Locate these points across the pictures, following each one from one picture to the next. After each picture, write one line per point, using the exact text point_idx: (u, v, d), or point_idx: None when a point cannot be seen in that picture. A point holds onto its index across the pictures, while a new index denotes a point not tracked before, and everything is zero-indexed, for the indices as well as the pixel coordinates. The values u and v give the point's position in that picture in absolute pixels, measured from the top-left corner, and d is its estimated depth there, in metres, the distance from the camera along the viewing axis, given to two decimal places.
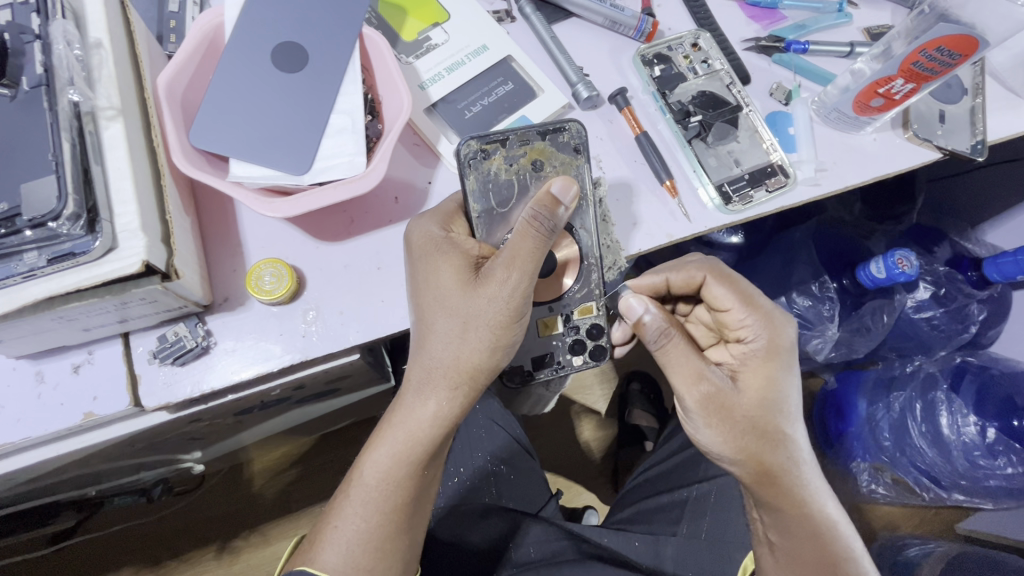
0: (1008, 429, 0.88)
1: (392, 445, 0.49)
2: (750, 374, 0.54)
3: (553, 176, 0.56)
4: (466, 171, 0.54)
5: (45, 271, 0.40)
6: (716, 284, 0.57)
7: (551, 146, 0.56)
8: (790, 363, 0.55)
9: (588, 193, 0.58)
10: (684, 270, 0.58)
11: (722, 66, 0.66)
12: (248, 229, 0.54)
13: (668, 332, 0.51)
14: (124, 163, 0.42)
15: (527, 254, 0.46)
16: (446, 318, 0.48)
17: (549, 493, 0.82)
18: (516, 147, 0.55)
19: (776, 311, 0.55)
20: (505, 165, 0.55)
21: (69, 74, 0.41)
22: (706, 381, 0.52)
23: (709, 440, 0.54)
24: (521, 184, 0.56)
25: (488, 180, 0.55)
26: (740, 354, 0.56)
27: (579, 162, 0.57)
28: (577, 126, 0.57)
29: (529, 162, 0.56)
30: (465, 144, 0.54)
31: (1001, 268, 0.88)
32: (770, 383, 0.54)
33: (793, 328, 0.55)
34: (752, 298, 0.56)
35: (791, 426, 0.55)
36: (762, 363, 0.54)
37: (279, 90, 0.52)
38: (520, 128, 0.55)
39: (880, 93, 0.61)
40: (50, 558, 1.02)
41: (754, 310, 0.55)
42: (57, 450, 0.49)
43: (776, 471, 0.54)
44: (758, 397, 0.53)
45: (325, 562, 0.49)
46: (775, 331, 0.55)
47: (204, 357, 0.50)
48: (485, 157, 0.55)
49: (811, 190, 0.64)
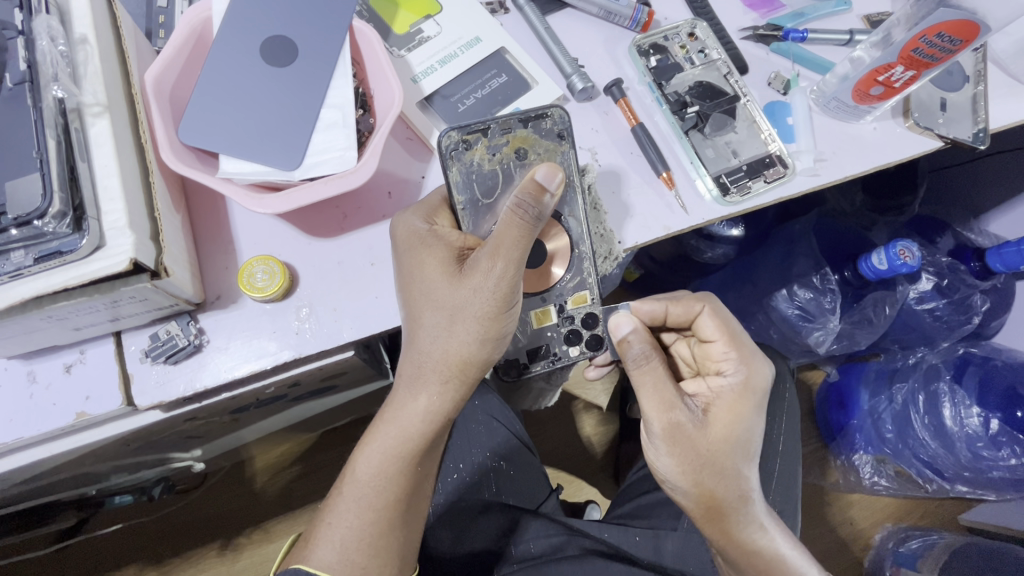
0: (1012, 420, 0.86)
1: (384, 441, 0.49)
2: (720, 412, 0.53)
3: (537, 164, 0.55)
4: (448, 164, 0.54)
5: (32, 270, 0.40)
6: (708, 319, 0.57)
7: (534, 133, 0.55)
8: (761, 407, 0.55)
9: (575, 180, 0.58)
10: (682, 301, 0.58)
11: (719, 56, 0.65)
12: (240, 227, 0.53)
13: (647, 357, 0.50)
14: (110, 160, 0.42)
15: (512, 242, 0.45)
16: (433, 311, 0.48)
17: (549, 489, 0.81)
18: (498, 136, 0.55)
19: (758, 353, 0.56)
20: (488, 155, 0.55)
21: (54, 70, 0.41)
22: (675, 411, 0.51)
23: (667, 468, 0.53)
24: (506, 173, 0.55)
25: (471, 172, 0.54)
26: (715, 389, 0.55)
27: (563, 148, 0.56)
28: (559, 111, 0.56)
29: (512, 150, 0.55)
30: (446, 136, 0.54)
31: (1004, 257, 0.85)
32: (739, 422, 0.53)
33: (769, 371, 0.56)
34: (737, 336, 0.56)
35: (749, 468, 0.54)
36: (735, 400, 0.54)
37: (268, 84, 0.51)
38: (501, 117, 0.54)
39: (880, 81, 0.60)
40: (52, 557, 1.02)
41: (737, 349, 0.56)
42: (50, 450, 0.49)
43: (725, 508, 0.54)
44: (723, 436, 0.52)
45: (320, 560, 0.48)
46: (751, 372, 0.55)
47: (196, 355, 0.50)
48: (466, 148, 0.54)
49: (809, 181, 0.63)
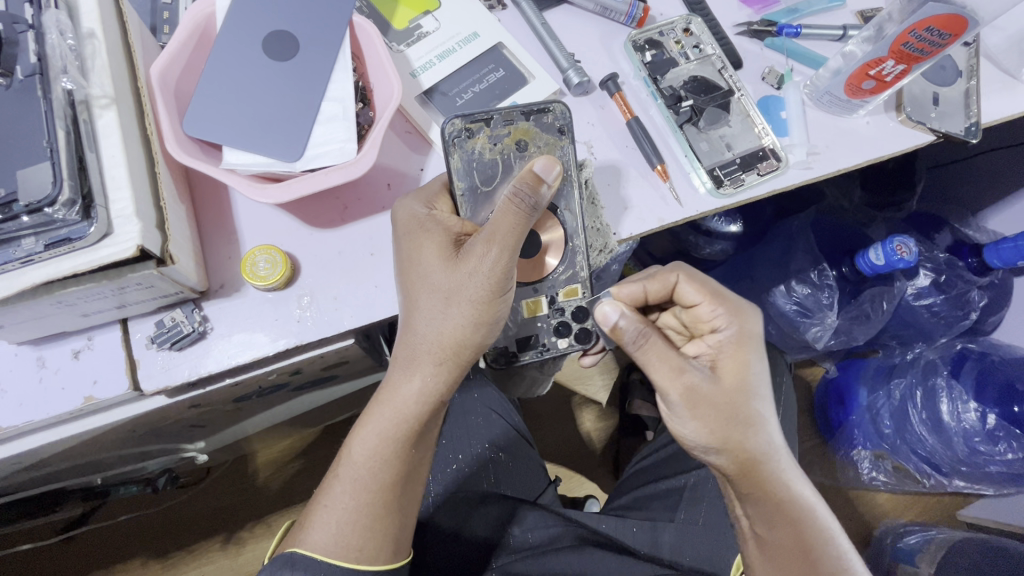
0: (1008, 414, 0.88)
1: (379, 423, 0.50)
2: (726, 364, 0.55)
3: (537, 156, 0.57)
4: (450, 150, 0.55)
5: (43, 256, 0.41)
6: (686, 283, 0.58)
7: (535, 127, 0.57)
8: (760, 350, 0.57)
9: (572, 175, 0.59)
10: (658, 277, 0.58)
11: (714, 51, 0.66)
12: (243, 217, 0.54)
13: (645, 333, 0.51)
14: (118, 150, 0.43)
15: (507, 228, 0.46)
16: (429, 294, 0.49)
17: (546, 480, 0.84)
18: (500, 127, 0.56)
19: (741, 303, 0.57)
20: (490, 145, 0.56)
21: (63, 63, 0.42)
22: (687, 373, 0.52)
23: (694, 434, 0.54)
24: (505, 163, 0.57)
25: (472, 160, 0.56)
26: (715, 344, 0.57)
27: (563, 143, 0.57)
28: (561, 107, 0.57)
29: (513, 142, 0.57)
30: (450, 123, 0.55)
31: (1001, 253, 0.88)
32: (745, 367, 0.55)
33: (757, 316, 0.57)
34: (719, 293, 0.57)
35: (766, 407, 0.55)
36: (736, 351, 0.56)
37: (271, 77, 0.52)
38: (504, 108, 0.56)
39: (871, 75, 0.61)
40: (58, 547, 1.04)
41: (722, 303, 0.56)
42: (58, 434, 0.50)
43: (757, 458, 0.55)
44: (737, 383, 0.54)
45: (314, 541, 0.50)
46: (742, 321, 0.56)
47: (200, 342, 0.51)
48: (469, 136, 0.56)
49: (802, 174, 0.64)
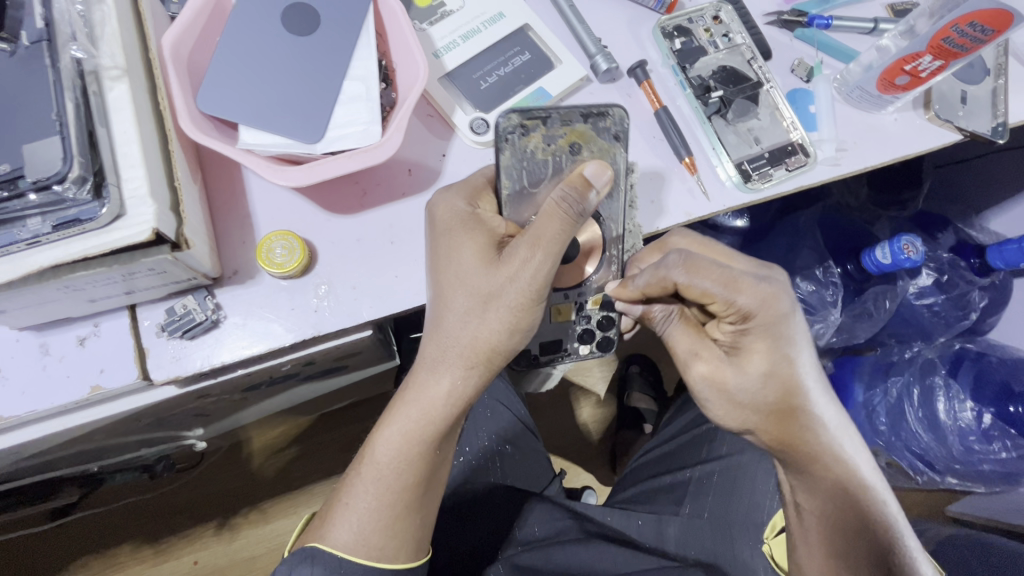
0: (1004, 414, 0.89)
1: (404, 423, 0.49)
2: (747, 351, 0.53)
3: (589, 162, 0.53)
4: (502, 145, 0.52)
5: (50, 238, 0.38)
6: (692, 282, 0.50)
7: (591, 130, 0.53)
8: (788, 333, 0.52)
9: (622, 182, 0.56)
10: (653, 275, 0.52)
11: (744, 41, 0.64)
12: (258, 201, 0.52)
13: (672, 315, 0.56)
14: (131, 127, 0.40)
15: (554, 235, 0.45)
16: (464, 296, 0.47)
17: (552, 474, 0.81)
18: (556, 127, 0.53)
19: (763, 286, 0.50)
20: (543, 144, 0.53)
21: (72, 30, 0.39)
22: (703, 358, 0.54)
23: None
24: (556, 166, 0.53)
25: (523, 159, 0.52)
26: (733, 332, 0.53)
27: (616, 151, 0.54)
28: (621, 112, 0.54)
29: (567, 144, 0.53)
30: (506, 117, 0.51)
31: (1005, 255, 0.88)
32: (770, 356, 0.52)
33: (785, 298, 0.50)
34: (736, 280, 0.50)
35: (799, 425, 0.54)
36: (759, 339, 0.52)
37: (290, 52, 0.49)
38: (564, 107, 0.52)
39: (906, 70, 0.59)
40: (48, 534, 1.01)
41: (742, 291, 0.49)
42: (62, 424, 0.48)
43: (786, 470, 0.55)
44: (759, 372, 0.53)
45: (337, 539, 0.48)
46: (767, 309, 0.50)
47: (213, 331, 0.49)
48: (524, 133, 0.52)
49: (830, 171, 0.62)
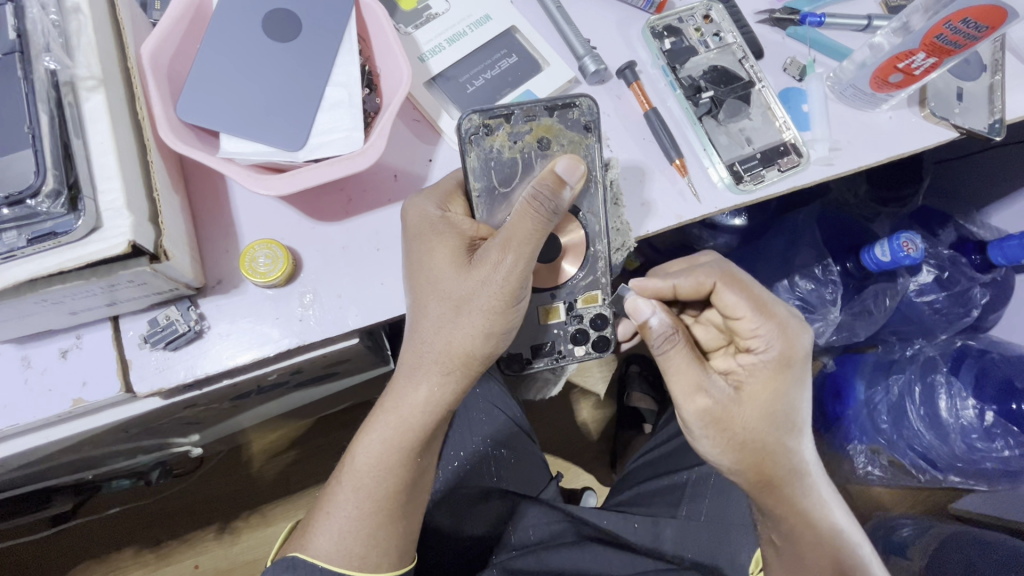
0: (1007, 412, 0.87)
1: (383, 430, 0.49)
2: (755, 387, 0.52)
3: (559, 155, 0.53)
4: (466, 148, 0.52)
5: (26, 252, 0.38)
6: (727, 289, 0.53)
7: (559, 123, 0.53)
8: (802, 376, 0.53)
9: (598, 175, 0.56)
10: (693, 276, 0.55)
11: (734, 40, 0.63)
12: (240, 209, 0.51)
13: (672, 337, 0.50)
14: (107, 137, 0.40)
15: (524, 236, 0.44)
16: (437, 302, 0.47)
17: (549, 476, 0.81)
18: (521, 123, 0.53)
19: (792, 320, 0.53)
20: (509, 142, 0.53)
21: (46, 40, 0.39)
22: (703, 394, 0.51)
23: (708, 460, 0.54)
24: (525, 162, 0.53)
25: (490, 158, 0.52)
26: (748, 365, 0.53)
27: (589, 141, 0.54)
28: (587, 102, 0.54)
29: (535, 139, 0.53)
30: (467, 118, 0.51)
31: (1006, 251, 0.87)
32: (778, 396, 0.52)
33: (809, 339, 0.53)
34: (766, 306, 0.53)
35: (796, 434, 0.54)
36: (771, 376, 0.52)
37: (271, 59, 0.49)
38: (525, 103, 0.52)
39: (899, 68, 0.58)
40: (46, 542, 1.02)
41: (770, 317, 0.52)
42: (47, 437, 0.48)
43: (781, 478, 0.54)
44: (762, 411, 0.52)
45: (318, 549, 0.48)
46: (790, 342, 0.52)
47: (197, 341, 0.48)
48: (487, 133, 0.52)
49: (824, 170, 0.62)
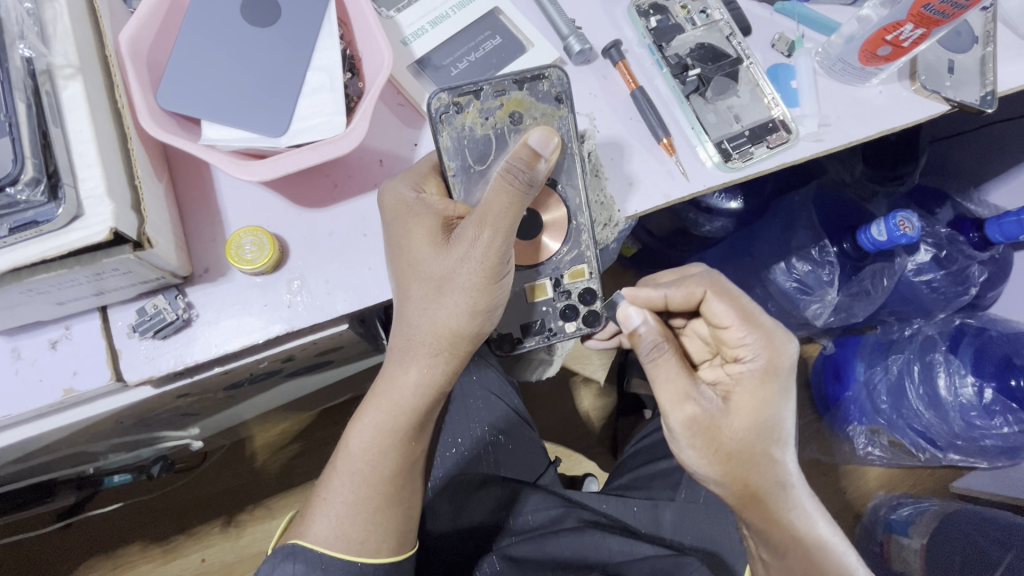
0: (1006, 389, 0.84)
1: (375, 416, 0.49)
2: (742, 396, 0.53)
3: (533, 128, 0.53)
4: (438, 127, 0.52)
5: (8, 241, 0.38)
6: (715, 300, 0.55)
7: (529, 96, 0.53)
8: (788, 388, 0.53)
9: (573, 146, 0.55)
10: (683, 287, 0.55)
11: (722, 16, 0.63)
12: (226, 197, 0.51)
13: (661, 347, 0.50)
14: (85, 125, 0.40)
15: (500, 211, 0.44)
16: (419, 284, 0.47)
17: (548, 461, 0.80)
18: (490, 99, 0.53)
19: (777, 330, 0.53)
20: (481, 119, 0.53)
21: (21, 28, 0.39)
22: (691, 402, 0.51)
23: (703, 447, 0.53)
24: (499, 137, 0.53)
25: (462, 138, 0.52)
26: (735, 374, 0.54)
27: (562, 112, 0.54)
28: (557, 72, 0.54)
29: (506, 114, 0.53)
30: (435, 98, 0.51)
31: (1004, 228, 0.84)
32: (765, 406, 0.52)
33: (794, 349, 0.54)
34: (752, 316, 0.54)
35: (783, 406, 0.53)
36: (758, 386, 0.53)
37: (250, 45, 0.49)
38: (494, 78, 0.52)
39: (888, 40, 0.57)
40: (53, 540, 1.03)
41: (755, 326, 0.54)
42: (41, 427, 0.48)
43: (776, 461, 0.53)
44: (747, 421, 0.52)
45: (317, 535, 0.49)
46: (774, 351, 0.53)
47: (185, 330, 0.48)
48: (458, 110, 0.52)
49: (814, 146, 0.61)
